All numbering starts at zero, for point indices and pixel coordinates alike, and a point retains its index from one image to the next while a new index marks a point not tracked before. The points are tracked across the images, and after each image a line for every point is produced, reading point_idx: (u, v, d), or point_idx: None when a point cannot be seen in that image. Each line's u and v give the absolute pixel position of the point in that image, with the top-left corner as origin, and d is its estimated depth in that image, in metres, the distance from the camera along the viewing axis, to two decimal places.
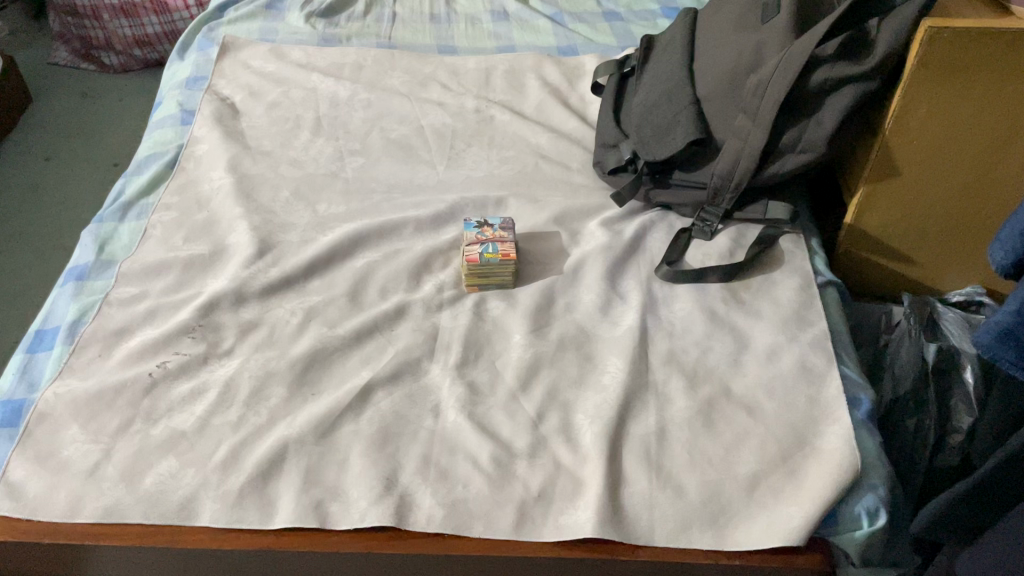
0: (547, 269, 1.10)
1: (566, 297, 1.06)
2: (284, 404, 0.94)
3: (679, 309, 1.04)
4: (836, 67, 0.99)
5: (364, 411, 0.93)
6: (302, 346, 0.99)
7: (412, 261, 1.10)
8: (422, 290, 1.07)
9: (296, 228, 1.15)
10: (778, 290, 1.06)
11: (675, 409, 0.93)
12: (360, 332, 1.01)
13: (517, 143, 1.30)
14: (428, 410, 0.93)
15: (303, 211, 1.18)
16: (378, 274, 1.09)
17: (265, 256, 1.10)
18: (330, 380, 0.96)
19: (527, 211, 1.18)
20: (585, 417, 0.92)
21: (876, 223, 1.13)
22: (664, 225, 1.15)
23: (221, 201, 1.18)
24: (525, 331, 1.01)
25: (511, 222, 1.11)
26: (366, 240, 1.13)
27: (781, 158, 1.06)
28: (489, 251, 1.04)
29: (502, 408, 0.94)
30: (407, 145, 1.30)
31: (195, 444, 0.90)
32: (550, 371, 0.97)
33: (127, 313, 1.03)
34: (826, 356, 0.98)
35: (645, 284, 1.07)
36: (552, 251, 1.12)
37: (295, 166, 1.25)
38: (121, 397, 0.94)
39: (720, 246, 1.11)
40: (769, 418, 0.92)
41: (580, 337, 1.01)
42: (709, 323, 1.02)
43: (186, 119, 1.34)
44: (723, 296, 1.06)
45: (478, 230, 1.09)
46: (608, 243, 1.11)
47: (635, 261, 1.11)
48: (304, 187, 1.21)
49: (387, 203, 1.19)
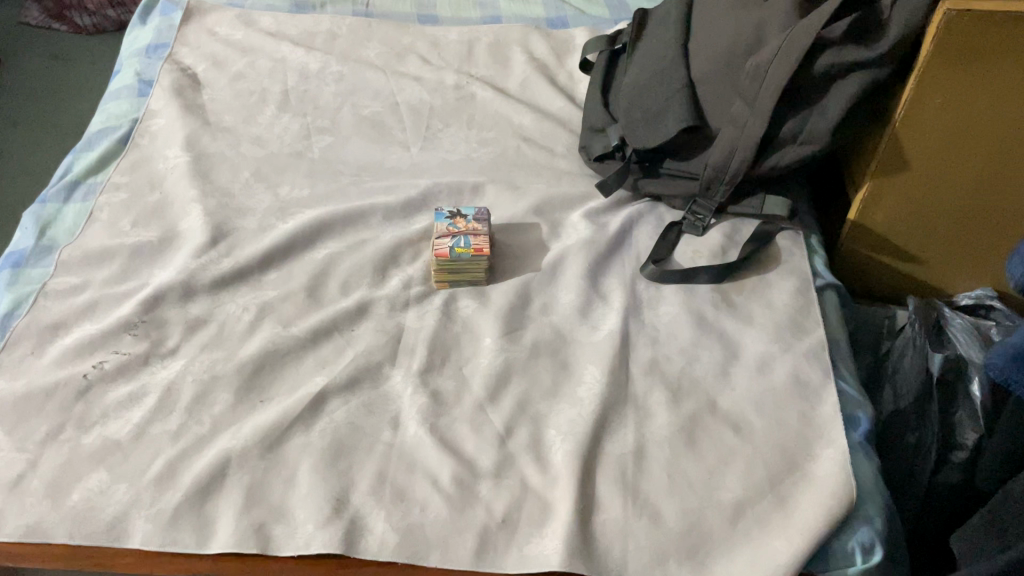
0: (525, 264, 1.01)
1: (542, 295, 0.98)
2: (229, 412, 0.86)
3: (664, 312, 0.96)
4: (844, 51, 0.90)
5: (317, 422, 0.85)
6: (253, 347, 0.91)
7: (377, 254, 1.01)
8: (387, 285, 0.99)
9: (255, 213, 1.06)
10: (773, 293, 0.98)
11: (655, 426, 0.85)
12: (317, 332, 0.93)
13: (499, 123, 1.21)
14: (387, 421, 0.86)
15: (263, 194, 1.09)
16: (340, 267, 1.00)
17: (218, 245, 1.01)
18: (281, 385, 0.88)
19: (506, 200, 1.09)
20: (557, 433, 0.84)
21: (882, 219, 1.05)
22: (653, 218, 1.07)
23: (175, 182, 1.09)
24: (496, 333, 0.93)
25: (487, 212, 1.02)
26: (329, 228, 1.04)
27: (780, 149, 0.97)
28: (461, 245, 0.97)
29: (467, 421, 0.86)
30: (380, 123, 1.20)
31: (129, 455, 0.82)
32: (521, 380, 0.89)
33: (65, 305, 0.95)
34: (823, 369, 0.90)
35: (629, 284, 0.98)
36: (530, 244, 1.04)
37: (258, 144, 1.16)
38: (52, 401, 0.86)
39: (712, 243, 1.03)
40: (757, 438, 0.84)
41: (556, 342, 0.93)
42: (697, 328, 0.94)
43: (144, 90, 1.24)
44: (713, 298, 0.97)
45: (449, 220, 1.00)
46: (591, 237, 1.03)
47: (619, 258, 1.02)
48: (266, 167, 1.13)
49: (354, 187, 1.10)
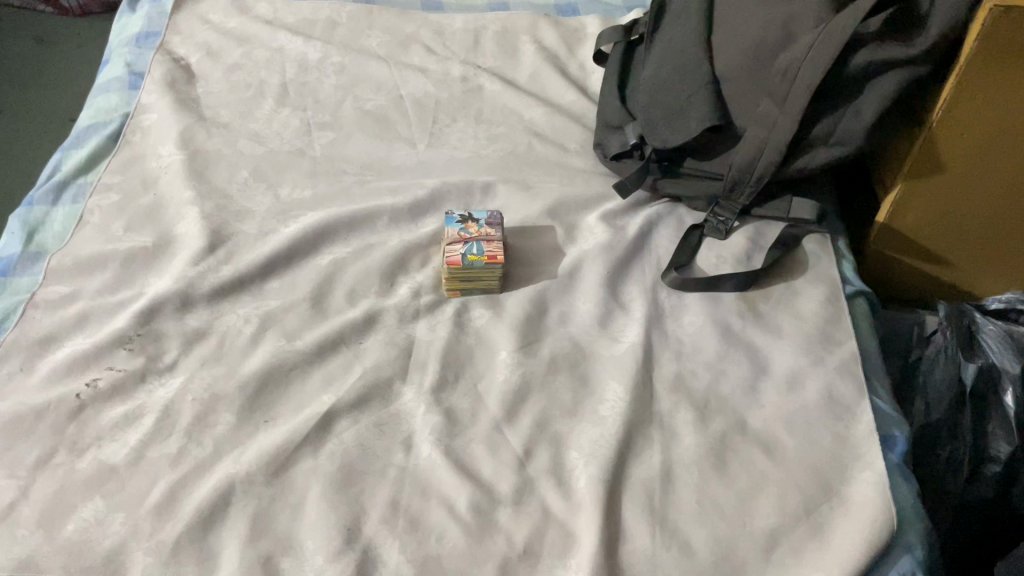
0: (540, 271, 0.96)
1: (559, 305, 0.93)
2: (232, 434, 0.81)
3: (688, 322, 0.91)
4: (880, 49, 0.85)
5: (325, 444, 0.81)
6: (256, 363, 0.86)
7: (385, 260, 0.96)
8: (396, 294, 0.94)
9: (254, 216, 1.01)
10: (801, 301, 0.93)
11: (682, 448, 0.81)
12: (323, 345, 0.88)
13: (508, 118, 1.15)
14: (399, 443, 0.81)
15: (262, 195, 1.03)
16: (346, 274, 0.95)
17: (217, 251, 0.96)
18: (287, 404, 0.84)
19: (518, 200, 1.04)
20: (579, 455, 0.80)
21: (911, 223, 1.00)
22: (673, 221, 1.02)
23: (170, 182, 1.04)
24: (512, 346, 0.88)
25: (500, 215, 0.97)
26: (333, 232, 0.99)
27: (810, 150, 0.92)
28: (474, 252, 0.91)
29: (483, 442, 0.81)
30: (384, 118, 1.15)
31: (126, 482, 0.78)
32: (540, 397, 0.85)
33: (55, 317, 0.90)
34: (856, 386, 0.85)
35: (650, 292, 0.94)
36: (545, 249, 0.99)
37: (256, 140, 1.10)
38: (43, 422, 0.81)
39: (736, 247, 0.98)
40: (790, 460, 0.80)
41: (575, 356, 0.88)
42: (723, 340, 0.89)
43: (135, 82, 1.18)
44: (739, 307, 0.92)
45: (460, 224, 0.95)
46: (609, 241, 0.98)
47: (639, 263, 0.97)
48: (265, 166, 1.07)
49: (358, 188, 1.05)
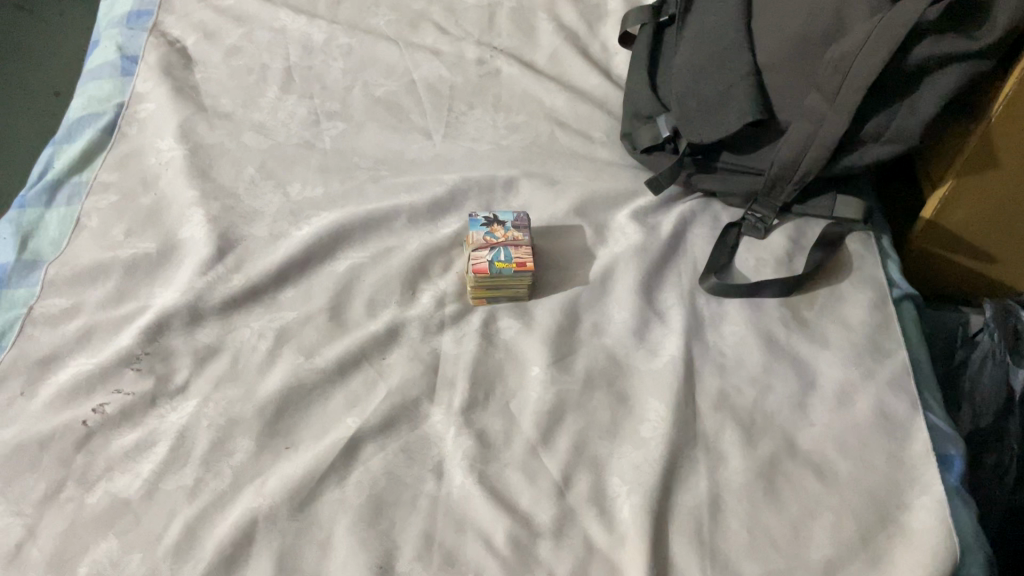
0: (570, 276, 0.91)
1: (593, 313, 0.88)
2: (251, 462, 0.76)
3: (730, 332, 0.86)
4: (943, 42, 0.78)
5: (351, 473, 0.76)
6: (273, 384, 0.81)
7: (405, 266, 0.91)
8: (419, 303, 0.88)
9: (264, 217, 0.95)
10: (847, 308, 0.88)
11: (730, 472, 0.76)
12: (344, 362, 0.82)
13: (528, 105, 1.09)
14: (430, 469, 0.76)
15: (271, 194, 0.97)
16: (364, 282, 0.90)
17: (226, 258, 0.90)
18: (308, 428, 0.79)
19: (543, 198, 0.98)
20: (621, 482, 0.76)
21: (958, 220, 0.95)
22: (707, 218, 0.96)
23: (171, 181, 0.97)
24: (545, 361, 0.83)
25: (527, 216, 0.92)
26: (349, 236, 0.93)
27: (859, 147, 0.86)
28: (501, 259, 0.86)
29: (519, 468, 0.77)
30: (396, 106, 1.08)
31: (140, 518, 0.73)
32: (577, 416, 0.80)
33: (55, 334, 0.84)
34: (910, 401, 0.81)
35: (688, 299, 0.89)
36: (574, 251, 0.93)
37: (261, 132, 1.04)
38: (48, 453, 0.76)
39: (777, 248, 0.93)
40: (844, 485, 0.76)
41: (611, 371, 0.83)
42: (767, 352, 0.84)
43: (128, 68, 1.10)
44: (782, 315, 0.88)
45: (485, 227, 0.89)
46: (643, 243, 0.92)
47: (674, 266, 0.92)
48: (273, 161, 1.01)
49: (373, 185, 0.99)
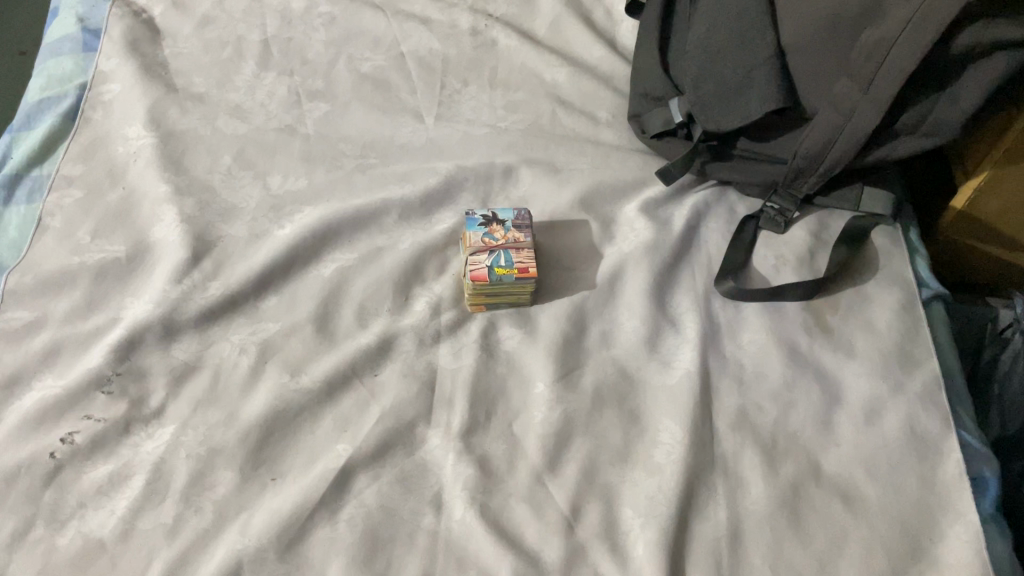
0: (576, 277, 0.84)
1: (600, 320, 0.82)
2: (235, 496, 0.70)
3: (749, 341, 0.80)
4: (993, 27, 0.70)
5: (343, 507, 0.70)
6: (257, 407, 0.75)
7: (397, 269, 0.84)
8: (413, 310, 0.82)
9: (242, 214, 0.87)
10: (873, 311, 0.82)
11: (751, 500, 0.71)
12: (333, 381, 0.76)
13: (528, 81, 1.00)
14: (428, 501, 0.71)
15: (250, 186, 0.90)
16: (353, 287, 0.83)
17: (202, 263, 0.83)
18: (295, 456, 0.73)
19: (545, 188, 0.91)
20: (634, 513, 0.70)
21: (994, 209, 0.87)
22: (723, 211, 0.89)
23: (141, 173, 0.89)
24: (550, 377, 0.77)
25: (528, 213, 0.84)
26: (336, 235, 0.86)
27: (894, 140, 0.79)
28: (501, 264, 0.79)
29: (524, 498, 0.71)
30: (384, 82, 1.00)
31: (116, 561, 0.67)
32: (585, 438, 0.74)
33: (19, 352, 0.77)
34: (942, 418, 0.75)
35: (703, 303, 0.82)
36: (580, 249, 0.86)
37: (238, 116, 0.95)
38: (14, 489, 0.70)
39: (798, 244, 0.86)
40: (872, 513, 0.71)
41: (621, 387, 0.77)
42: (789, 363, 0.79)
43: (91, 42, 1.01)
44: (805, 320, 0.81)
45: (484, 227, 0.82)
46: (654, 241, 0.86)
47: (688, 265, 0.85)
48: (251, 149, 0.93)
49: (361, 175, 0.91)
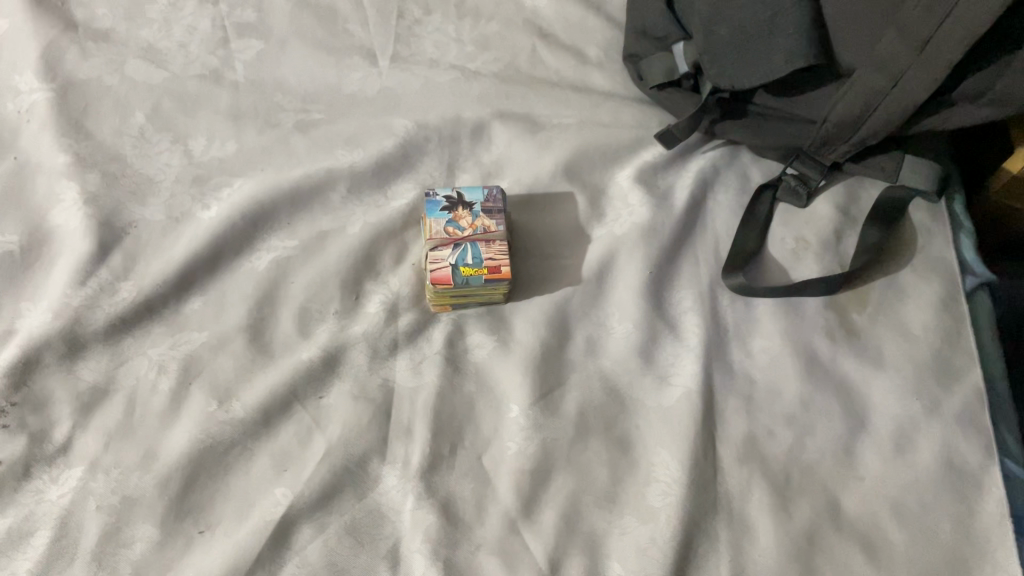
0: (558, 268, 0.71)
1: (587, 323, 0.69)
2: (156, 555, 0.60)
3: (761, 349, 0.68)
4: None
5: (284, 566, 0.60)
6: (180, 443, 0.63)
7: (346, 261, 0.70)
8: (365, 313, 0.69)
9: (159, 190, 0.73)
10: (907, 308, 0.70)
11: (759, 551, 0.61)
12: (270, 408, 0.65)
13: (503, 8, 0.83)
14: (383, 556, 0.60)
15: (169, 153, 0.75)
16: (293, 285, 0.70)
17: (111, 257, 0.69)
18: (227, 502, 0.62)
19: (522, 152, 0.76)
20: (623, 569, 0.60)
21: None
22: (734, 178, 0.75)
23: (35, 138, 0.74)
24: (526, 400, 0.66)
25: (500, 193, 0.70)
26: (273, 217, 0.72)
27: (946, 110, 0.64)
28: (468, 262, 0.66)
29: (496, 551, 0.61)
30: (330, 10, 0.82)
31: None
32: (567, 475, 0.64)
33: None
34: (983, 445, 0.64)
35: (708, 300, 0.70)
36: (563, 231, 0.72)
37: (152, 59, 0.79)
38: None
39: (822, 223, 0.73)
40: (899, 566, 0.61)
41: (609, 410, 0.66)
42: (807, 377, 0.67)
43: None
44: (827, 322, 0.69)
45: (447, 214, 0.68)
46: (652, 221, 0.72)
47: (692, 250, 0.72)
48: (169, 104, 0.77)
49: (302, 137, 0.76)
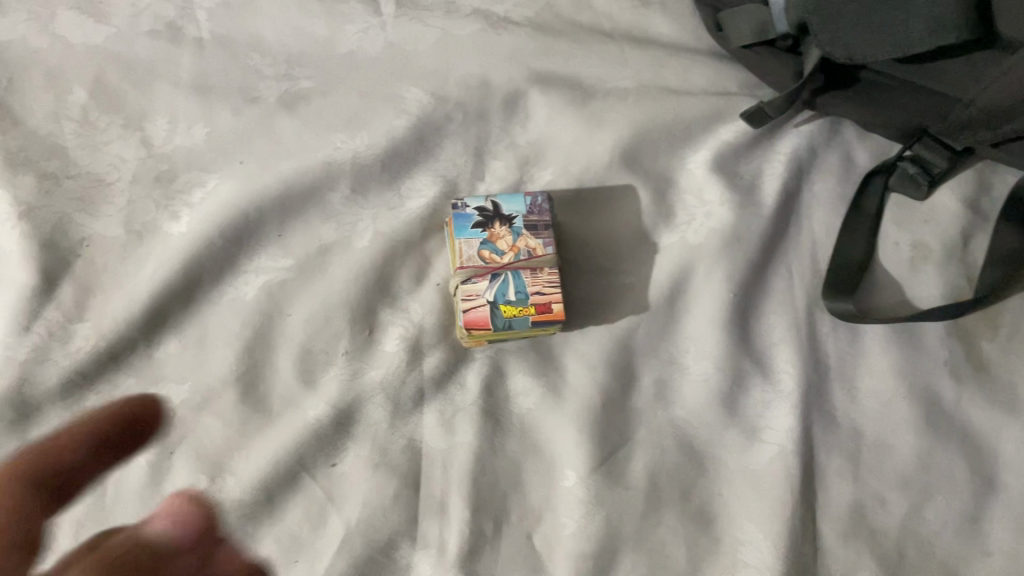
0: (619, 288, 0.57)
1: (656, 361, 0.56)
2: None
3: (868, 394, 0.56)
4: None
5: None
6: None
7: (355, 285, 0.57)
8: (382, 352, 0.56)
9: (114, 195, 0.58)
10: None
11: None
12: (273, 484, 0.53)
13: None
14: None
15: (122, 143, 0.59)
16: (291, 319, 0.56)
17: (61, 291, 0.55)
18: None
19: (568, 131, 0.60)
20: None
21: None
22: (835, 162, 0.60)
23: None
24: (585, 464, 0.53)
25: (545, 200, 0.56)
26: (260, 228, 0.58)
27: None
28: (510, 298, 0.52)
29: None
30: None
31: None
32: (638, 558, 0.52)
33: None
34: None
35: (805, 330, 0.56)
36: (623, 239, 0.58)
37: (90, 10, 0.61)
38: None
39: (944, 224, 0.58)
40: None
41: (685, 473, 0.54)
42: (926, 428, 0.55)
43: None
44: (949, 355, 0.56)
45: (481, 232, 0.54)
46: (734, 225, 0.58)
47: (784, 262, 0.58)
48: (116, 72, 0.60)
49: (290, 117, 0.60)
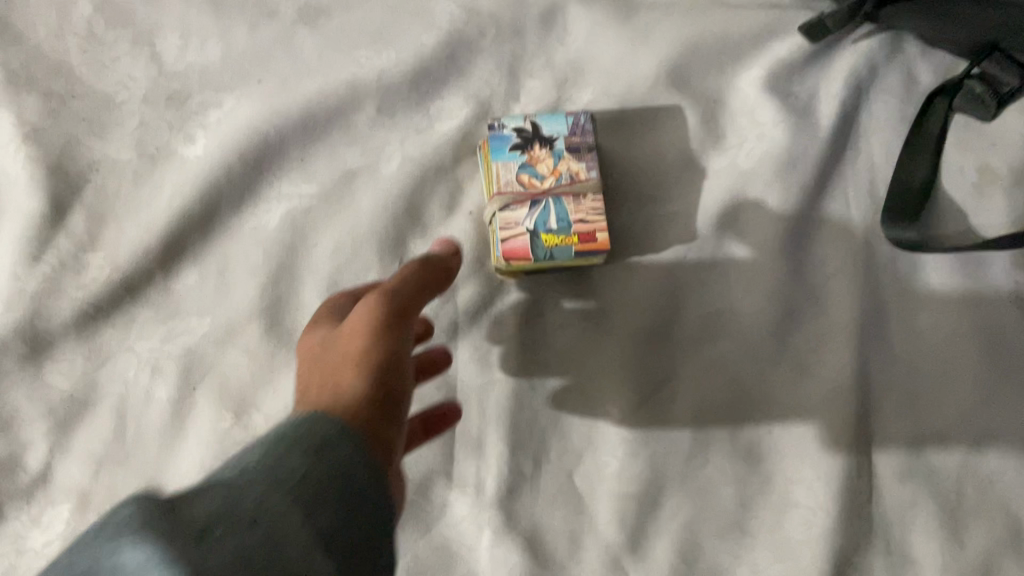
0: (663, 217, 0.54)
1: (703, 293, 0.53)
2: None
3: (929, 325, 0.52)
4: None
5: None
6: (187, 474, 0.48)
7: (382, 211, 0.53)
8: None
9: (125, 117, 0.54)
10: None
11: None
12: None
13: None
14: None
15: (134, 64, 0.56)
16: (316, 249, 0.52)
17: (72, 219, 0.52)
18: None
19: (609, 52, 0.57)
20: None
21: None
22: (894, 81, 0.56)
23: None
24: (629, 402, 0.51)
25: (588, 120, 0.53)
26: (281, 152, 0.54)
27: None
28: (551, 228, 0.49)
29: None
30: None
31: None
32: (685, 498, 0.49)
33: None
34: None
35: (863, 259, 0.53)
36: (668, 166, 0.55)
37: None
38: None
39: (1011, 147, 0.55)
40: None
41: (733, 410, 0.51)
42: (990, 361, 0.50)
43: None
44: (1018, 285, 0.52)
45: (520, 155, 0.51)
46: (788, 148, 0.55)
47: (840, 188, 0.54)
48: None
49: (313, 35, 0.57)
